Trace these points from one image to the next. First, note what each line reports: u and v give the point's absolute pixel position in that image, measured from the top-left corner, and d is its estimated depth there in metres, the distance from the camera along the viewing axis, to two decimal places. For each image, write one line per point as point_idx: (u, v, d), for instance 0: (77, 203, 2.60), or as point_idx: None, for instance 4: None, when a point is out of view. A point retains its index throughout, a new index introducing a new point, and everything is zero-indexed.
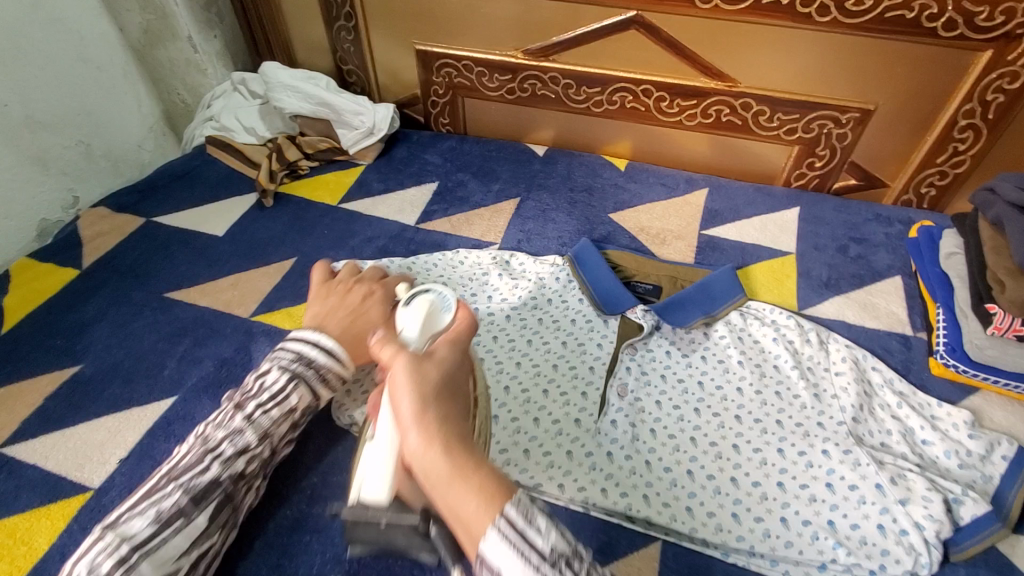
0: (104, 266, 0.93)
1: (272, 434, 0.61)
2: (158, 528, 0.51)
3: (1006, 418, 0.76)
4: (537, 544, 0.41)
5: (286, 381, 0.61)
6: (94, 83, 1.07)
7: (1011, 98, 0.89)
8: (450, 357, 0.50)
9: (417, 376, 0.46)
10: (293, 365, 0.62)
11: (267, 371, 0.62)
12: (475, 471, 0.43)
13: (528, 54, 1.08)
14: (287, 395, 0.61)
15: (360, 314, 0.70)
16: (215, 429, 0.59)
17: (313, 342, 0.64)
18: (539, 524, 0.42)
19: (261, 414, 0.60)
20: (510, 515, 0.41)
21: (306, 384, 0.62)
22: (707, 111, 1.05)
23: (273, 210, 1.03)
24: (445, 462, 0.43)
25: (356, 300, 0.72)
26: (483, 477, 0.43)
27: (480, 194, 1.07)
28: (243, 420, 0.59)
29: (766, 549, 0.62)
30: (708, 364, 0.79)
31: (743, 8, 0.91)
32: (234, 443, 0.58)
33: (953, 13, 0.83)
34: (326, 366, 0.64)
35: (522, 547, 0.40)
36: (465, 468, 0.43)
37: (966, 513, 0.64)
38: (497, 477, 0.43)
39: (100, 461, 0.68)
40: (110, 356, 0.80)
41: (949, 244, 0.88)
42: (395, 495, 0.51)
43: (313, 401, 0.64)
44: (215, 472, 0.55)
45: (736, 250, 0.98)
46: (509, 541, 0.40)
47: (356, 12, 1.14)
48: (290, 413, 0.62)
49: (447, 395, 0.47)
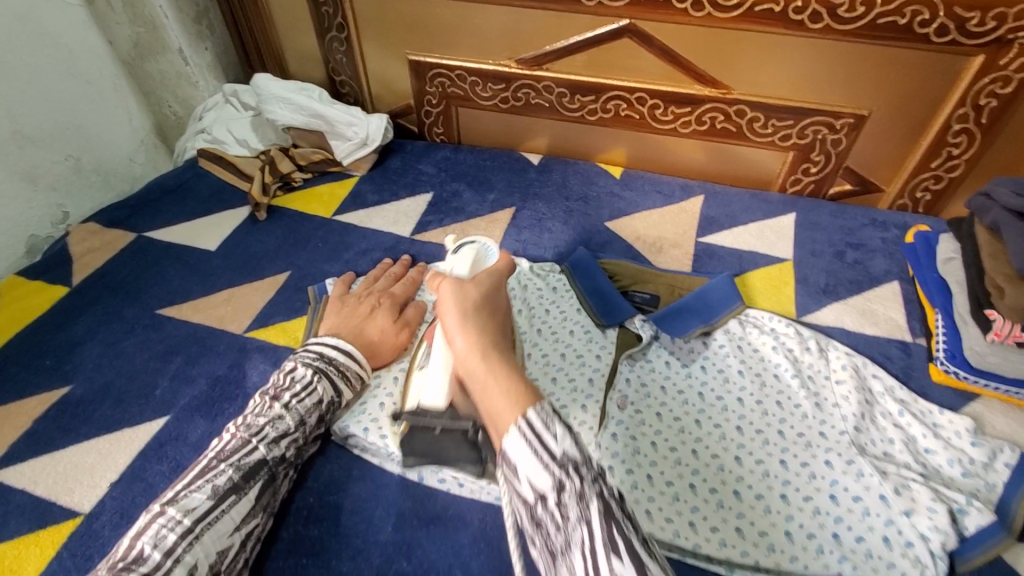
0: (95, 283, 0.92)
1: (307, 423, 0.66)
2: (216, 501, 0.56)
3: (1008, 424, 0.75)
4: (549, 446, 0.46)
5: (313, 375, 0.67)
6: (84, 98, 1.06)
7: (1003, 102, 0.89)
8: (486, 287, 0.67)
9: (460, 297, 0.63)
10: (316, 362, 0.69)
11: (294, 367, 0.69)
12: (504, 372, 0.53)
13: (522, 63, 1.08)
14: (314, 386, 0.67)
15: (370, 320, 0.78)
16: (256, 417, 0.64)
17: (331, 343, 0.72)
18: (553, 430, 0.46)
19: (296, 402, 0.65)
20: (528, 423, 0.47)
21: (330, 379, 0.68)
22: (702, 118, 1.05)
23: (266, 224, 1.02)
24: (481, 366, 0.55)
25: (365, 308, 0.79)
26: (511, 376, 0.53)
27: (475, 204, 1.07)
28: (280, 408, 0.65)
29: (770, 563, 0.61)
30: (708, 374, 0.78)
31: (735, 16, 0.91)
32: (276, 428, 0.63)
33: (944, 18, 0.84)
34: (345, 363, 0.71)
35: (536, 446, 0.46)
36: (495, 370, 0.54)
37: (971, 523, 0.64)
38: (524, 380, 0.53)
39: (90, 485, 0.67)
40: (101, 376, 0.78)
41: (947, 249, 0.87)
42: (450, 403, 0.64)
43: (336, 396, 0.69)
44: (261, 452, 0.61)
45: (733, 258, 0.98)
46: (526, 439, 0.46)
47: (348, 23, 1.13)
48: (318, 403, 0.67)
49: (484, 311, 0.63)
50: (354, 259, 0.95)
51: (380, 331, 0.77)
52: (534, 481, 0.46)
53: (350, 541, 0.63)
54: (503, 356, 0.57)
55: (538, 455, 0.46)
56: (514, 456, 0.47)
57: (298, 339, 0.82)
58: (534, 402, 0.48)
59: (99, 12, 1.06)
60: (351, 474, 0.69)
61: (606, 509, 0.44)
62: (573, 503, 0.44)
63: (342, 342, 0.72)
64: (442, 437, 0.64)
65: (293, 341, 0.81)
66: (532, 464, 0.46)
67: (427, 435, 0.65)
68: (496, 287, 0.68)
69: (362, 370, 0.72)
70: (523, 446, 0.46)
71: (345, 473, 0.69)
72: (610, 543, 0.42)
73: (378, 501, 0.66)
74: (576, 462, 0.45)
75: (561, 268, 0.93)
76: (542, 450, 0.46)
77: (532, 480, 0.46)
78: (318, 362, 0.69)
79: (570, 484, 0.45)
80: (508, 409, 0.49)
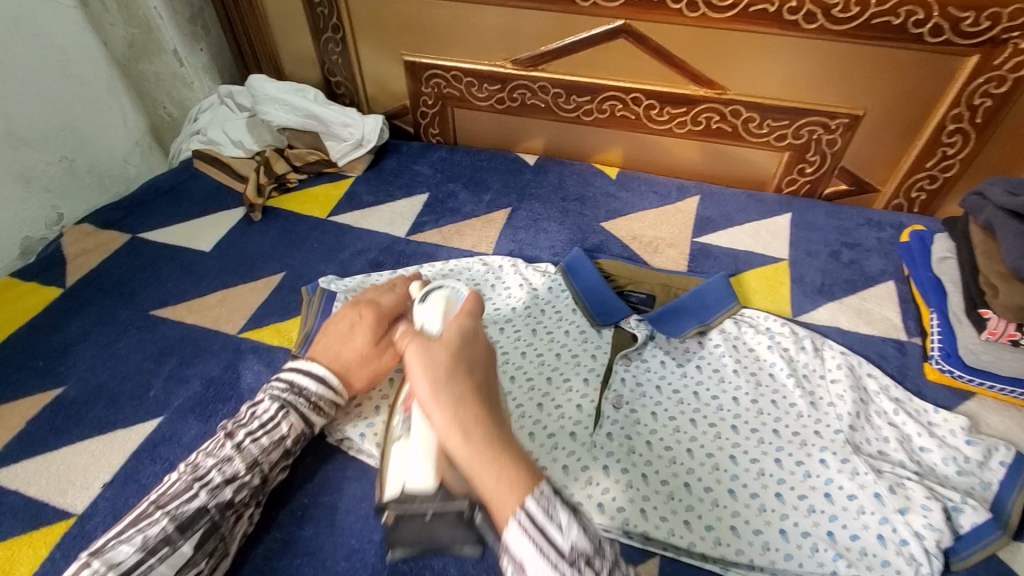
0: (89, 284, 0.92)
1: (261, 463, 0.61)
2: (143, 555, 0.51)
3: (1003, 422, 0.75)
4: (556, 541, 0.45)
5: (276, 411, 0.63)
6: (78, 99, 1.06)
7: (998, 102, 0.89)
8: (461, 341, 0.54)
9: (428, 367, 0.51)
10: (284, 394, 0.64)
11: (259, 400, 0.64)
12: (498, 450, 0.48)
13: (517, 65, 1.08)
14: (277, 424, 0.63)
15: (348, 340, 0.70)
16: (205, 457, 0.59)
17: (302, 371, 0.66)
18: (559, 521, 0.45)
19: (250, 442, 0.61)
20: (531, 517, 0.45)
21: (296, 413, 0.64)
22: (697, 118, 1.05)
23: (262, 224, 1.02)
24: (467, 447, 0.47)
25: (343, 324, 0.71)
26: (504, 455, 0.47)
27: (471, 205, 1.06)
28: (232, 448, 0.60)
29: (765, 562, 0.61)
30: (703, 373, 0.79)
31: (730, 16, 0.91)
32: (223, 471, 0.58)
33: (938, 18, 0.84)
34: (318, 394, 0.66)
35: (541, 543, 0.44)
36: (487, 449, 0.47)
37: (966, 521, 0.64)
38: (519, 455, 0.48)
39: (83, 486, 0.66)
40: (95, 377, 0.78)
41: (941, 248, 0.88)
42: (440, 484, 0.56)
43: (305, 429, 0.65)
44: (202, 499, 0.56)
45: (729, 258, 0.98)
46: (530, 537, 0.44)
47: (344, 24, 1.13)
48: (280, 441, 0.63)
49: (463, 373, 0.52)
50: (349, 259, 0.95)
51: (359, 355, 0.69)
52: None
53: (344, 542, 0.63)
54: (492, 424, 0.49)
55: (544, 554, 0.44)
56: (519, 553, 0.45)
57: (292, 339, 0.82)
58: (532, 488, 0.46)
59: (94, 13, 1.06)
60: (346, 474, 0.68)
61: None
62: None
63: (316, 368, 0.66)
64: (434, 523, 0.55)
65: (288, 342, 0.81)
66: (541, 565, 0.44)
67: (417, 523, 0.56)
68: (475, 337, 0.56)
69: (336, 397, 0.67)
70: (527, 542, 0.45)
71: (340, 473, 0.69)
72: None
73: (372, 501, 0.66)
74: (586, 556, 0.45)
75: (557, 268, 0.93)
76: (548, 547, 0.44)
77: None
78: (286, 394, 0.64)
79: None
80: (507, 496, 0.46)
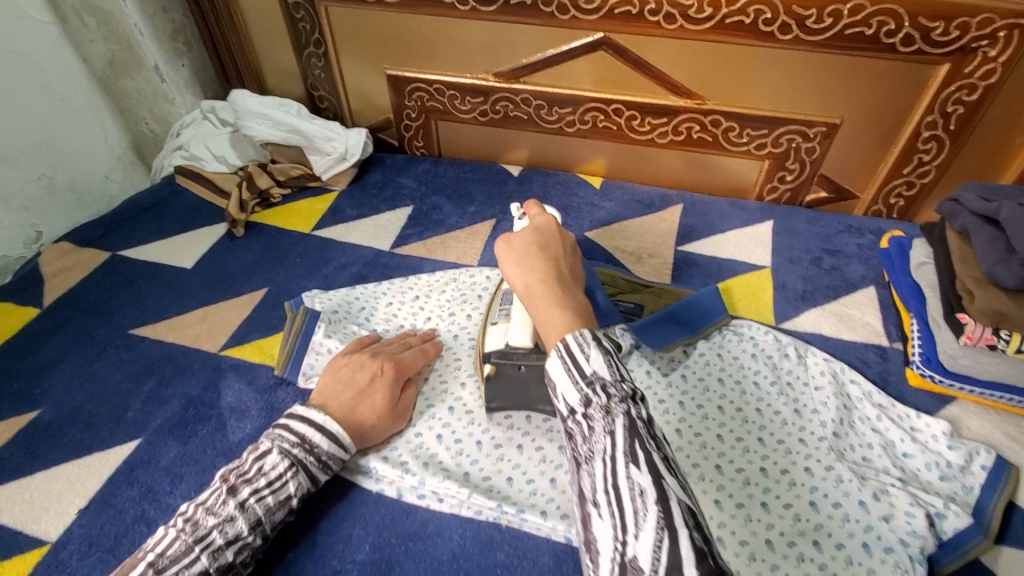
0: (67, 303, 0.90)
1: (265, 524, 0.58)
2: None
3: (983, 427, 0.76)
4: (583, 366, 0.50)
5: (286, 469, 0.60)
6: (57, 117, 1.05)
7: (971, 109, 0.91)
8: (535, 231, 0.64)
9: (506, 245, 0.63)
10: (295, 450, 0.61)
11: (267, 453, 0.60)
12: (554, 301, 0.57)
13: (499, 76, 1.08)
14: (284, 482, 0.60)
15: (366, 396, 0.68)
16: (205, 515, 0.56)
17: (318, 425, 0.63)
18: (587, 352, 0.50)
19: (255, 501, 0.58)
20: (568, 346, 0.52)
21: (305, 473, 0.62)
22: (678, 128, 1.06)
23: (244, 240, 1.02)
24: (533, 302, 0.58)
25: (362, 376, 0.69)
26: (563, 304, 0.56)
27: (455, 216, 1.07)
28: (236, 506, 0.57)
29: (751, 573, 0.60)
30: (688, 383, 0.79)
31: (707, 28, 0.93)
32: (224, 532, 0.56)
33: (909, 28, 0.85)
34: (329, 453, 0.63)
35: (569, 363, 0.51)
36: (548, 303, 0.57)
37: (949, 527, 0.64)
38: (573, 309, 0.56)
39: (58, 512, 0.65)
40: (72, 399, 0.77)
41: (920, 253, 0.89)
42: (535, 343, 0.71)
43: (308, 487, 0.62)
44: (204, 564, 0.53)
45: (712, 266, 0.98)
46: (564, 358, 0.51)
47: (325, 39, 1.14)
48: (285, 501, 0.60)
49: (535, 251, 0.62)
50: (333, 274, 0.95)
51: (376, 414, 0.68)
52: (568, 396, 0.51)
53: (326, 563, 0.62)
54: (553, 285, 0.58)
55: (572, 373, 0.51)
56: (552, 372, 0.52)
57: (274, 356, 0.81)
58: (574, 328, 0.53)
59: (73, 31, 1.06)
60: (328, 490, 0.68)
61: (630, 426, 0.47)
62: (600, 416, 0.48)
63: (331, 424, 0.64)
64: (526, 375, 0.71)
65: (268, 358, 0.81)
66: (566, 380, 0.51)
67: (513, 372, 0.72)
68: (548, 226, 0.66)
69: (345, 453, 0.64)
70: (559, 364, 0.52)
71: (325, 490, 0.68)
72: (629, 452, 0.46)
73: (354, 516, 0.66)
74: (603, 381, 0.49)
75: None
76: (574, 368, 0.51)
77: (566, 396, 0.52)
78: (296, 450, 0.61)
79: (597, 400, 0.49)
80: (556, 333, 0.54)
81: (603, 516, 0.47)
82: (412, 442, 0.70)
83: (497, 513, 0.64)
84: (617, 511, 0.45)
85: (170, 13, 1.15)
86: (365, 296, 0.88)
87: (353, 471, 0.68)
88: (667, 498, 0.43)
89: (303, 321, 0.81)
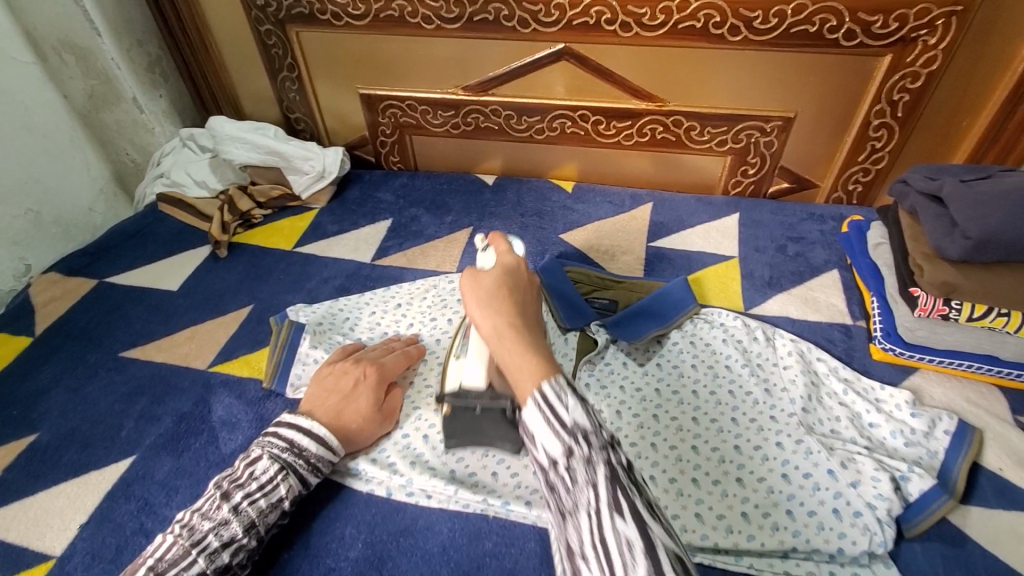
0: (58, 331, 0.92)
1: (259, 526, 0.60)
2: None
3: (945, 394, 0.80)
4: (562, 415, 0.45)
5: (276, 472, 0.62)
6: (41, 152, 1.07)
7: (915, 96, 0.95)
8: (504, 271, 0.59)
9: (474, 285, 0.57)
10: (284, 454, 0.64)
11: (257, 459, 0.63)
12: (526, 348, 0.50)
13: (468, 90, 1.13)
14: (275, 485, 0.62)
15: (351, 400, 0.70)
16: (201, 520, 0.58)
17: (305, 430, 0.66)
18: (565, 402, 0.45)
19: (247, 505, 0.60)
20: (543, 396, 0.45)
21: (296, 476, 0.64)
22: (643, 129, 1.10)
23: (228, 260, 1.04)
24: (501, 345, 0.52)
25: (347, 382, 0.72)
26: (536, 351, 0.50)
27: (433, 227, 1.10)
28: (229, 510, 0.59)
29: (729, 544, 0.64)
30: (663, 370, 0.82)
31: (662, 33, 0.97)
32: (219, 536, 0.58)
33: (850, 24, 0.90)
34: (317, 455, 0.65)
35: (548, 415, 0.45)
36: (517, 351, 0.50)
37: (914, 489, 0.67)
38: (545, 352, 0.51)
39: (61, 528, 0.67)
40: (67, 422, 0.79)
41: (876, 235, 0.93)
42: (490, 383, 0.64)
43: (301, 490, 0.65)
44: (200, 566, 0.55)
45: (683, 260, 1.02)
46: (540, 409, 0.45)
47: (298, 63, 1.18)
48: (276, 504, 0.62)
49: (504, 293, 0.56)
50: (316, 287, 0.98)
51: (361, 417, 0.70)
52: (548, 448, 0.45)
53: (321, 561, 0.64)
54: (527, 332, 0.53)
55: (551, 424, 0.45)
56: (532, 427, 0.46)
57: (262, 370, 0.83)
58: (550, 374, 0.47)
59: (53, 68, 1.08)
60: (318, 495, 0.70)
61: (612, 476, 0.44)
62: (581, 468, 0.44)
63: (317, 427, 0.66)
64: (483, 416, 0.65)
65: (256, 373, 0.83)
66: (545, 433, 0.45)
67: (469, 414, 0.66)
68: (517, 267, 0.61)
69: (334, 456, 0.67)
70: (536, 415, 0.45)
71: (316, 493, 0.70)
72: (613, 502, 0.42)
73: (345, 518, 0.67)
74: (585, 431, 0.44)
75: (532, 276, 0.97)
76: (555, 419, 0.45)
77: (545, 447, 0.45)
78: (286, 455, 0.64)
79: (579, 450, 0.44)
80: (533, 383, 0.47)
81: (592, 569, 0.42)
82: (401, 443, 0.72)
83: (484, 505, 0.67)
84: (606, 568, 0.41)
85: (145, 46, 1.19)
86: (348, 307, 0.91)
87: (344, 474, 0.71)
88: (656, 550, 0.40)
89: (288, 333, 0.83)
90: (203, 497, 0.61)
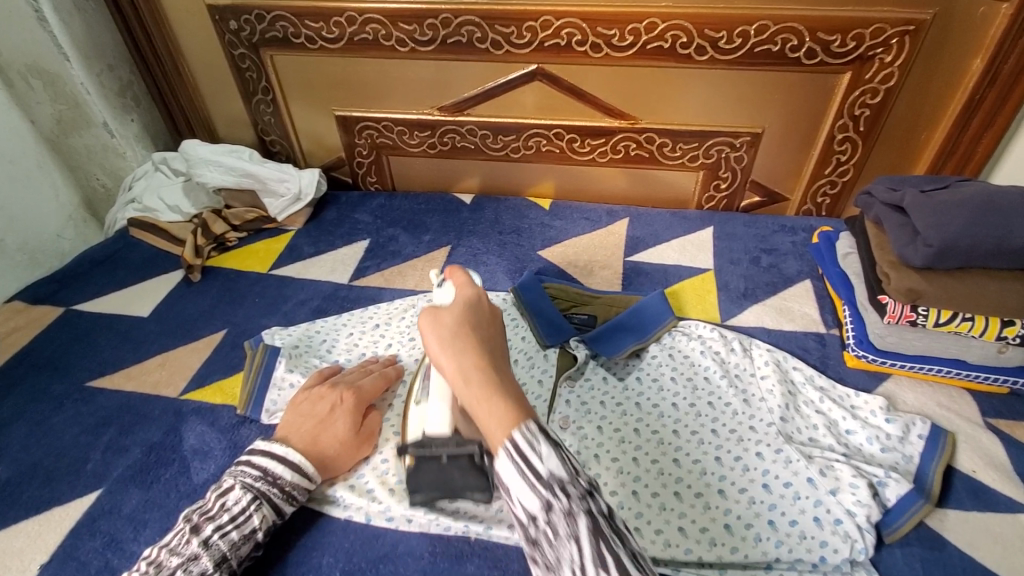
0: (21, 361, 0.89)
1: (231, 559, 0.59)
2: None
3: (917, 399, 0.81)
4: (537, 467, 0.44)
5: (249, 501, 0.61)
6: (8, 179, 1.06)
7: (876, 110, 0.99)
8: (466, 307, 0.56)
9: (437, 329, 0.54)
10: (258, 483, 0.62)
11: (229, 489, 0.62)
12: (493, 394, 0.48)
13: (444, 111, 1.14)
14: (248, 516, 0.60)
15: (327, 425, 0.69)
16: (170, 555, 0.57)
17: (279, 457, 0.64)
18: (539, 450, 0.44)
19: (219, 537, 0.58)
20: (515, 444, 0.45)
21: (270, 504, 0.62)
22: (616, 147, 1.13)
23: (201, 285, 1.02)
24: (468, 390, 0.50)
25: (323, 407, 0.70)
26: (502, 393, 0.49)
27: (411, 246, 1.10)
28: (199, 544, 0.58)
29: (713, 557, 0.64)
30: (643, 385, 0.82)
31: (630, 54, 1.00)
32: (189, 571, 0.56)
33: (810, 43, 0.94)
34: (293, 482, 0.64)
35: (522, 465, 0.44)
36: (479, 394, 0.49)
37: (891, 495, 0.68)
38: (513, 393, 0.49)
39: (18, 570, 0.64)
40: (29, 457, 0.76)
41: (845, 245, 0.95)
42: (455, 429, 0.60)
43: (275, 519, 0.63)
44: None
45: (660, 273, 1.04)
46: (515, 461, 0.45)
47: (273, 86, 1.18)
48: (250, 535, 0.60)
49: (465, 331, 0.54)
50: (293, 310, 0.97)
51: (338, 441, 0.69)
52: (525, 503, 0.45)
53: None
54: (491, 370, 0.51)
55: (526, 476, 0.44)
56: (506, 478, 0.45)
57: (235, 396, 0.81)
58: (520, 420, 0.46)
59: (19, 93, 1.07)
60: (293, 522, 0.68)
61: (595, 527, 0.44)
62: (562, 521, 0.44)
63: (292, 453, 0.65)
64: (449, 466, 0.60)
65: (230, 400, 0.81)
66: (521, 486, 0.45)
67: (434, 466, 0.60)
68: (479, 299, 0.58)
69: (311, 482, 0.65)
70: (512, 468, 0.45)
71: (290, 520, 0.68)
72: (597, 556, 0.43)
73: (323, 548, 0.66)
74: (564, 482, 0.44)
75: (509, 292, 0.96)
76: (529, 470, 0.44)
77: (523, 502, 0.45)
78: (258, 484, 0.62)
79: (558, 504, 0.44)
80: (500, 428, 0.46)
81: None
82: (379, 469, 0.70)
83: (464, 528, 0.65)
84: None
85: (116, 71, 1.18)
86: (325, 329, 0.89)
87: (321, 501, 0.69)
88: None
89: (262, 358, 0.81)
90: (173, 531, 0.59)
